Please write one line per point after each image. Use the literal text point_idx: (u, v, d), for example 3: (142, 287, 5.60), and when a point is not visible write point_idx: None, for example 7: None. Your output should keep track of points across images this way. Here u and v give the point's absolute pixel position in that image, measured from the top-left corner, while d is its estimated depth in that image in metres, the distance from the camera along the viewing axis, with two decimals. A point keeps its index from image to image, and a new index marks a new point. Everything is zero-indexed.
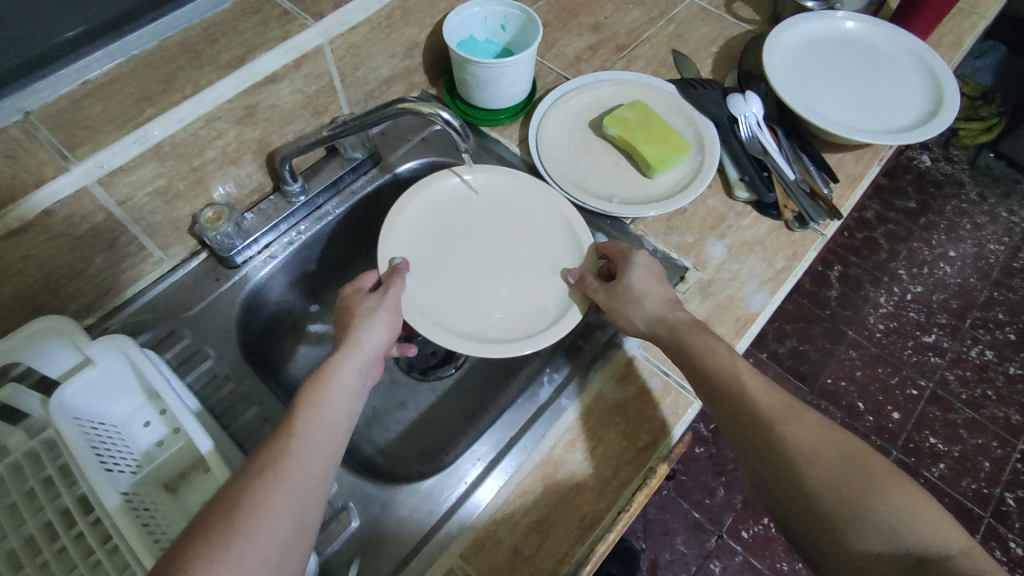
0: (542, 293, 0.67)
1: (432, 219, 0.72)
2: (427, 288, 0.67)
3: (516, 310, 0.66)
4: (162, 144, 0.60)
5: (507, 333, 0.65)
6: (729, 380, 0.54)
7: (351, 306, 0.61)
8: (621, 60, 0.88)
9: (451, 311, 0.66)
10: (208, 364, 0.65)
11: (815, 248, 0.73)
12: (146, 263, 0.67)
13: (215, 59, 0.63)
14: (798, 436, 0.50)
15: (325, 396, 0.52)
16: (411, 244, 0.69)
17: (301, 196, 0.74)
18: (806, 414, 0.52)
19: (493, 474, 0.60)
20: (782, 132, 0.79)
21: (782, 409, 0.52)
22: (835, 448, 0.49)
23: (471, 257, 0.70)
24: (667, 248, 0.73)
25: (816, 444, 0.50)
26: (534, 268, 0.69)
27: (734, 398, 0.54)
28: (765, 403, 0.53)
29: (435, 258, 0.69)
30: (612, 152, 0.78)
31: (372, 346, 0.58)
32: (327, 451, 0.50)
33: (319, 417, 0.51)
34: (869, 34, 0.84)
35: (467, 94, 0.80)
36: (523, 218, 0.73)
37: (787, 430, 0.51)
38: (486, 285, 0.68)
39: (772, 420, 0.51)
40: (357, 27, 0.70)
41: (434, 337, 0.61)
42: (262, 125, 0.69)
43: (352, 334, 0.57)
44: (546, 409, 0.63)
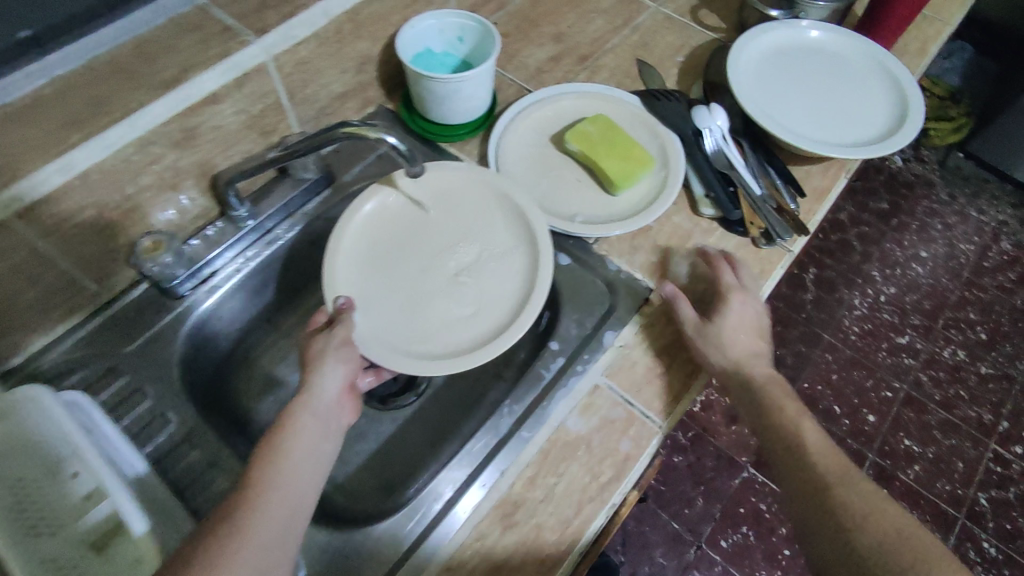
0: (496, 292, 0.66)
1: (372, 240, 0.68)
2: (376, 316, 0.64)
3: (472, 315, 0.64)
4: (89, 173, 0.56)
5: (465, 343, 0.63)
6: (791, 437, 0.59)
7: (306, 345, 0.58)
8: (584, 71, 0.86)
9: (405, 333, 0.63)
10: (146, 406, 0.61)
11: (781, 266, 0.72)
12: (80, 297, 0.63)
13: (149, 79, 0.58)
14: (854, 503, 0.54)
15: (289, 448, 0.50)
16: (355, 272, 0.66)
17: (250, 221, 0.71)
18: (862, 485, 0.56)
19: (451, 514, 0.57)
20: (748, 145, 0.77)
21: (838, 475, 0.56)
22: (888, 521, 0.53)
23: (420, 268, 0.67)
24: (630, 269, 0.71)
25: (871, 513, 0.53)
26: (485, 266, 0.67)
27: (798, 456, 0.58)
28: (822, 466, 0.57)
29: (382, 281, 0.66)
30: (574, 169, 0.76)
31: (332, 386, 0.55)
32: (289, 505, 0.47)
33: (278, 471, 0.48)
34: (834, 43, 0.82)
35: (425, 109, 0.77)
36: (469, 214, 0.70)
37: (844, 495, 0.55)
38: (439, 295, 0.66)
39: (830, 484, 0.55)
40: (303, 42, 0.66)
41: (389, 366, 0.59)
42: (204, 148, 0.65)
43: (307, 376, 0.54)
44: (506, 443, 0.60)
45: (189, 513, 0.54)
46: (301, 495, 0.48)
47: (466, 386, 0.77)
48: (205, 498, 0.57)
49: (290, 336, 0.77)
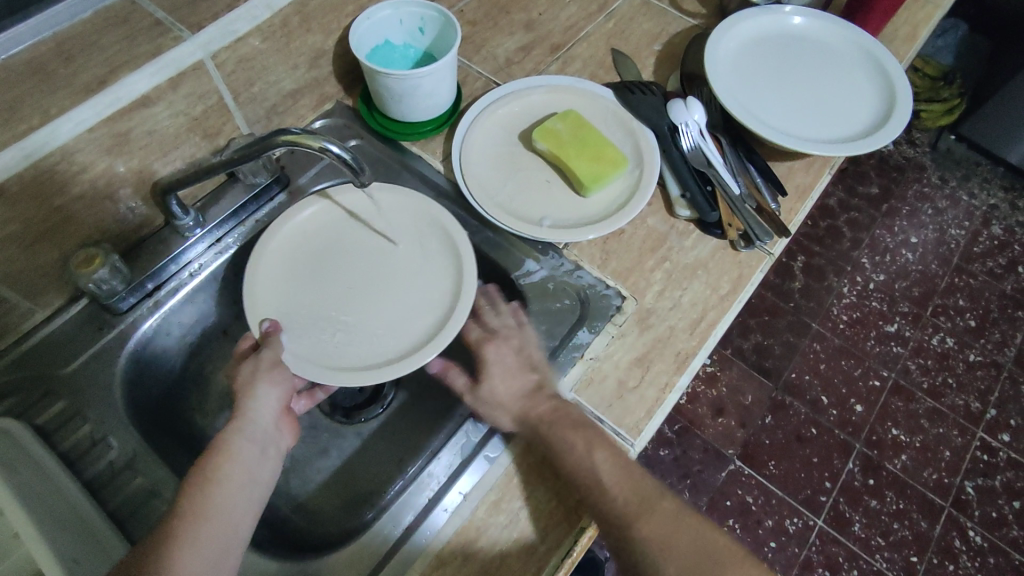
0: (423, 301, 0.63)
1: (297, 255, 0.65)
2: (301, 330, 0.60)
3: (398, 325, 0.62)
4: (7, 185, 0.52)
5: (392, 352, 0.60)
6: (586, 474, 0.54)
7: (234, 369, 0.56)
8: (556, 63, 0.81)
9: (331, 344, 0.60)
10: (85, 430, 0.57)
11: (761, 269, 0.68)
12: (14, 315, 0.60)
13: (70, 79, 0.54)
14: (650, 530, 0.53)
15: (224, 475, 0.47)
16: (277, 290, 0.63)
17: (196, 229, 0.67)
18: (661, 505, 0.55)
19: (425, 524, 0.55)
20: (727, 140, 0.73)
21: (634, 505, 0.54)
22: (688, 538, 0.53)
23: (345, 287, 0.65)
24: (601, 276, 0.67)
25: (667, 538, 0.53)
26: (412, 278, 0.65)
27: (588, 495, 0.54)
28: (623, 499, 0.54)
29: (305, 298, 0.63)
30: (543, 169, 0.72)
31: (268, 409, 0.53)
32: (224, 534, 0.45)
33: (213, 498, 0.46)
34: (817, 29, 0.78)
35: (384, 107, 0.72)
36: (394, 226, 0.68)
37: (646, 525, 0.53)
38: (365, 307, 0.63)
39: (626, 517, 0.53)
40: (245, 38, 0.62)
41: (318, 379, 0.55)
42: (139, 154, 0.61)
43: (239, 402, 0.52)
44: (468, 463, 0.57)
45: (121, 539, 0.51)
46: (237, 522, 0.46)
47: (436, 397, 0.72)
48: (147, 530, 0.53)
49: None
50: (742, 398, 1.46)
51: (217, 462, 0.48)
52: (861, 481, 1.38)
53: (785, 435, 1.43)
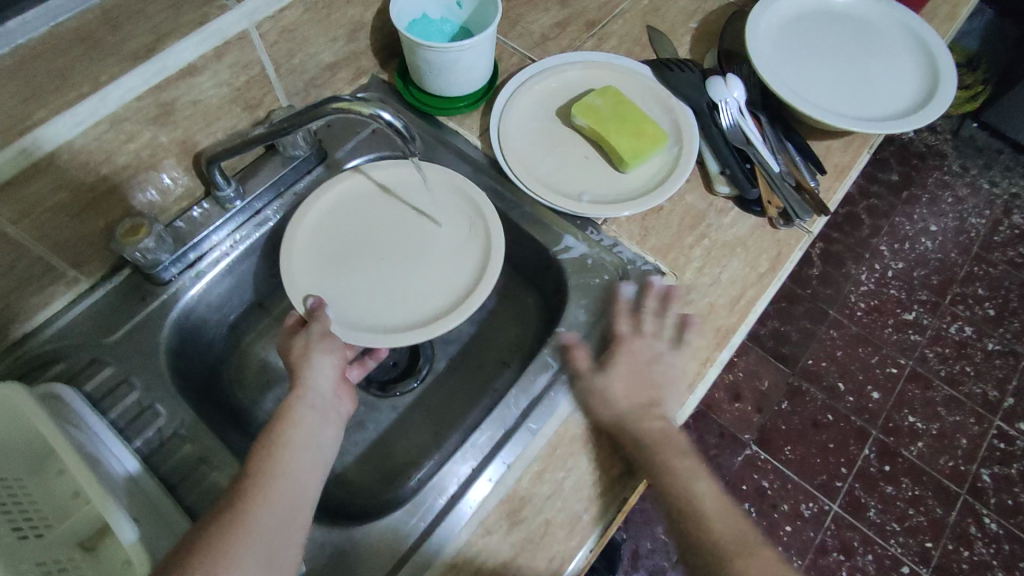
0: (454, 269, 0.64)
1: (331, 224, 0.66)
2: (337, 299, 0.61)
3: (430, 291, 0.63)
4: (59, 153, 0.52)
5: (425, 316, 0.61)
6: (682, 491, 0.53)
7: (283, 341, 0.56)
8: (592, 39, 0.80)
9: (367, 312, 0.61)
10: (133, 397, 0.58)
11: (800, 248, 0.68)
12: (58, 284, 0.60)
13: (118, 48, 0.54)
14: (753, 574, 0.48)
15: (289, 440, 0.48)
16: (311, 260, 0.63)
17: (237, 201, 0.67)
18: (765, 552, 0.50)
19: (471, 493, 0.55)
20: (766, 119, 0.72)
21: (735, 542, 0.50)
22: None
23: (377, 255, 0.65)
24: (640, 252, 0.67)
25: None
26: (443, 246, 0.65)
27: (690, 527, 0.52)
28: (723, 536, 0.51)
29: (338, 266, 0.63)
30: (582, 145, 0.71)
31: (326, 376, 0.53)
32: (289, 492, 0.46)
33: (277, 461, 0.47)
34: (859, 7, 0.77)
35: (421, 81, 0.72)
36: (424, 196, 0.68)
37: (745, 567, 0.48)
38: (397, 274, 0.64)
39: (725, 551, 0.49)
40: (288, 8, 0.61)
41: (359, 344, 0.57)
42: (183, 125, 0.61)
43: (298, 370, 0.52)
44: (514, 433, 0.58)
45: (183, 514, 0.52)
46: (303, 485, 0.47)
47: (471, 373, 0.72)
48: (198, 494, 0.54)
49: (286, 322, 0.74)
50: (759, 383, 1.46)
51: (280, 428, 0.49)
52: (878, 467, 1.39)
53: (802, 421, 1.43)
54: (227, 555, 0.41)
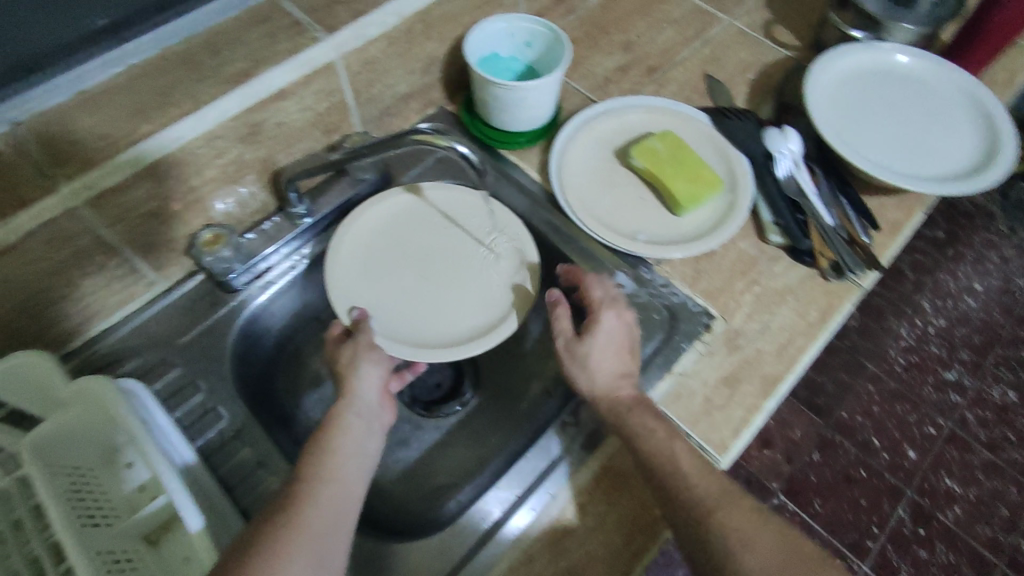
0: (493, 291, 0.66)
1: (376, 236, 0.68)
2: (380, 312, 0.64)
3: (469, 311, 0.65)
4: (158, 164, 0.57)
5: (462, 335, 0.63)
6: (667, 462, 0.53)
7: (331, 352, 0.58)
8: (651, 84, 0.83)
9: (408, 326, 0.63)
10: (198, 398, 0.61)
11: (850, 301, 0.68)
12: (139, 285, 0.64)
13: (217, 71, 0.58)
14: (736, 524, 0.50)
15: (336, 446, 0.50)
16: (358, 274, 0.65)
17: (307, 218, 0.70)
18: (743, 501, 0.51)
19: (512, 522, 0.56)
20: (821, 172, 0.73)
21: (718, 494, 0.51)
22: (770, 535, 0.49)
23: (415, 271, 0.68)
24: (691, 294, 0.68)
25: (750, 532, 0.49)
26: (479, 267, 0.68)
27: (671, 492, 0.52)
28: (703, 489, 0.51)
29: (382, 280, 0.66)
30: (638, 186, 0.73)
31: (372, 387, 0.55)
32: (338, 494, 0.47)
33: (328, 465, 0.49)
34: (919, 69, 0.78)
35: (487, 115, 0.75)
36: (466, 219, 0.71)
37: (726, 516, 0.50)
38: (438, 292, 0.66)
39: (708, 505, 0.51)
40: (373, 41, 0.65)
41: (403, 356, 0.59)
42: (267, 144, 0.65)
43: (345, 380, 0.55)
44: (557, 465, 0.59)
45: (238, 515, 0.54)
46: (351, 488, 0.48)
47: (514, 401, 0.74)
48: (254, 497, 0.56)
49: None
50: (790, 431, 1.44)
51: (329, 435, 0.51)
52: (911, 529, 1.34)
53: (833, 474, 1.40)
54: (286, 551, 0.42)
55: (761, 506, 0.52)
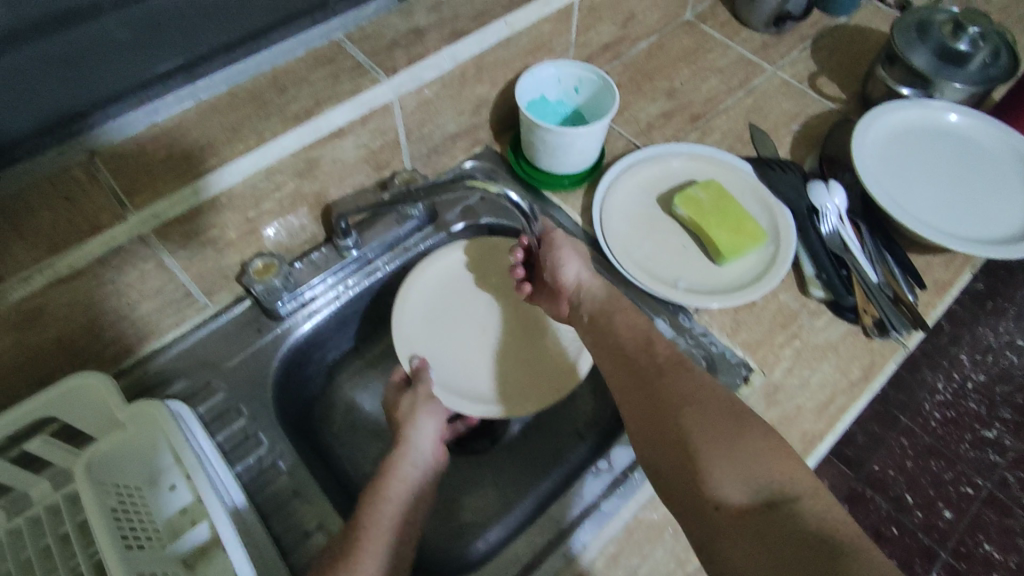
0: (542, 355, 0.70)
1: (439, 287, 0.72)
2: (439, 363, 0.67)
3: (522, 369, 0.69)
4: (220, 197, 0.60)
5: (514, 392, 0.67)
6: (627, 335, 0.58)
7: (393, 400, 0.62)
8: (695, 131, 0.84)
9: (464, 379, 0.67)
10: (240, 424, 0.62)
11: (894, 360, 0.67)
12: (191, 308, 0.66)
13: (282, 109, 0.61)
14: (679, 386, 0.52)
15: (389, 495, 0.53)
16: (421, 322, 0.69)
17: (353, 250, 0.71)
18: (691, 369, 0.53)
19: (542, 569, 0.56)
20: (866, 228, 0.72)
21: (670, 363, 0.54)
22: (708, 397, 0.50)
23: (471, 326, 0.71)
24: (730, 345, 0.67)
25: (690, 393, 0.51)
26: (529, 329, 0.72)
27: (627, 358, 0.56)
28: (656, 357, 0.55)
29: (444, 332, 0.70)
30: (679, 233, 0.74)
31: (427, 438, 0.58)
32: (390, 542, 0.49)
33: (379, 513, 0.51)
34: (971, 129, 0.77)
35: (533, 156, 0.77)
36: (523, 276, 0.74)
37: (673, 381, 0.52)
38: (495, 348, 0.70)
39: (658, 369, 0.54)
40: (429, 84, 0.68)
41: (459, 410, 0.63)
42: (321, 179, 0.67)
43: (402, 430, 0.58)
44: (591, 513, 0.58)
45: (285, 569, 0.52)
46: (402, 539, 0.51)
47: (545, 441, 0.73)
48: (289, 527, 0.57)
49: (376, 365, 0.78)
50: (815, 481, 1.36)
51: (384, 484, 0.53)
52: None
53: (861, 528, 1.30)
54: None
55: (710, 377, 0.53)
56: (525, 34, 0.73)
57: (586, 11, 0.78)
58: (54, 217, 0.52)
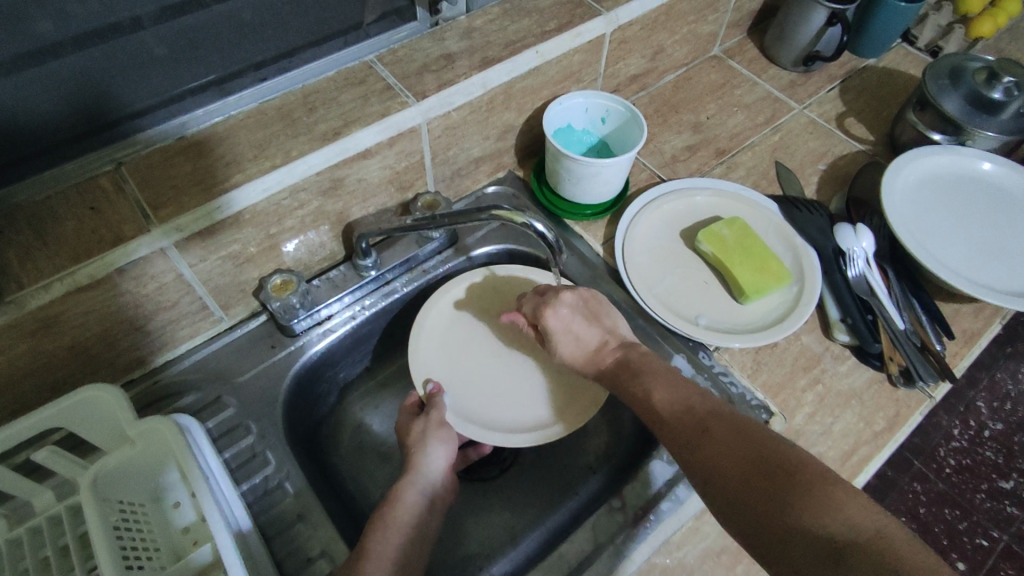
0: (563, 386, 0.66)
1: (460, 312, 0.70)
2: (464, 397, 0.65)
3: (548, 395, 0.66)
4: (243, 213, 0.59)
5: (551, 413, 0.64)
6: (643, 396, 0.53)
7: (405, 424, 0.60)
8: (720, 166, 0.84)
9: (480, 406, 0.65)
10: (248, 442, 0.61)
11: (920, 411, 0.65)
12: (206, 321, 0.65)
13: (311, 128, 0.61)
14: (703, 447, 0.47)
15: (399, 523, 0.51)
16: (440, 353, 0.67)
17: (372, 270, 0.71)
18: (715, 420, 0.48)
19: None
20: (893, 274, 0.71)
21: (690, 419, 0.49)
22: (738, 449, 0.46)
23: (492, 354, 0.69)
24: (750, 386, 0.66)
25: (717, 451, 0.46)
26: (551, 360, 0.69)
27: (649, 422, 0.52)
28: (674, 417, 0.50)
29: (463, 359, 0.68)
30: (702, 270, 0.73)
31: (436, 465, 0.56)
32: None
33: (386, 543, 0.49)
34: (1003, 178, 0.76)
35: (557, 185, 0.76)
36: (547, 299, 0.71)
37: (698, 440, 0.47)
38: (515, 378, 0.67)
39: (681, 432, 0.49)
40: (457, 109, 0.67)
41: (484, 439, 0.59)
42: (345, 198, 0.67)
43: (413, 456, 0.56)
44: (602, 554, 0.56)
45: None
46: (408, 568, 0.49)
47: (555, 475, 0.71)
48: (290, 552, 0.55)
49: (387, 385, 0.77)
50: None
51: (393, 512, 0.51)
52: None
53: None
54: None
55: (737, 421, 0.48)
56: (555, 64, 0.72)
57: (617, 43, 0.78)
58: (79, 227, 0.53)
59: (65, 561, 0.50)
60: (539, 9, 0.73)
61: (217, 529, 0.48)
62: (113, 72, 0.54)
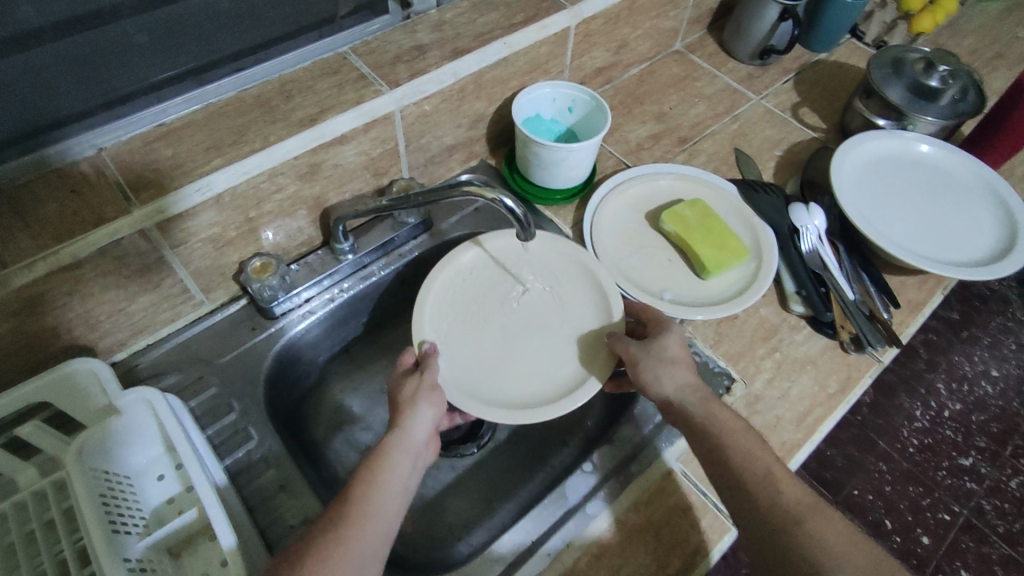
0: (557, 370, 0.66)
1: (468, 280, 0.71)
2: (459, 365, 0.66)
3: (542, 377, 0.65)
4: (223, 195, 0.60)
5: (545, 392, 0.64)
6: (749, 462, 0.52)
7: (395, 385, 0.60)
8: (682, 153, 0.88)
9: (473, 375, 0.65)
10: (230, 419, 0.63)
11: (870, 374, 0.70)
12: (187, 304, 0.67)
13: (287, 114, 0.63)
14: (820, 537, 0.48)
15: (382, 482, 0.52)
16: (445, 317, 0.68)
17: (349, 254, 0.73)
18: (829, 512, 0.50)
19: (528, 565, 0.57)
20: (845, 249, 0.76)
21: (805, 502, 0.50)
22: (854, 552, 0.47)
23: (496, 326, 0.70)
24: (713, 355, 0.70)
25: (833, 547, 0.47)
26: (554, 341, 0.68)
27: (747, 487, 0.51)
28: (787, 495, 0.50)
29: (467, 328, 0.68)
30: (666, 249, 0.77)
31: (423, 427, 0.57)
32: (377, 533, 0.49)
33: (371, 500, 0.51)
34: (940, 159, 0.82)
35: (527, 171, 0.80)
36: (557, 277, 0.72)
37: (812, 528, 0.48)
38: (514, 352, 0.68)
39: (796, 513, 0.49)
40: (430, 97, 0.70)
41: (466, 408, 0.60)
42: (322, 183, 0.69)
43: (399, 416, 0.56)
44: (574, 515, 0.59)
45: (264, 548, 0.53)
46: (389, 523, 0.51)
47: (530, 447, 0.74)
48: (272, 521, 0.57)
49: (366, 368, 0.79)
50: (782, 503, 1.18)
51: (377, 470, 0.52)
52: None
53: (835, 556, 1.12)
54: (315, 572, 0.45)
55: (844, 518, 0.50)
56: (523, 54, 0.76)
57: (582, 36, 0.82)
58: (61, 211, 0.54)
59: (51, 533, 0.51)
60: (506, 4, 0.76)
61: (201, 495, 0.49)
62: (97, 61, 0.56)
